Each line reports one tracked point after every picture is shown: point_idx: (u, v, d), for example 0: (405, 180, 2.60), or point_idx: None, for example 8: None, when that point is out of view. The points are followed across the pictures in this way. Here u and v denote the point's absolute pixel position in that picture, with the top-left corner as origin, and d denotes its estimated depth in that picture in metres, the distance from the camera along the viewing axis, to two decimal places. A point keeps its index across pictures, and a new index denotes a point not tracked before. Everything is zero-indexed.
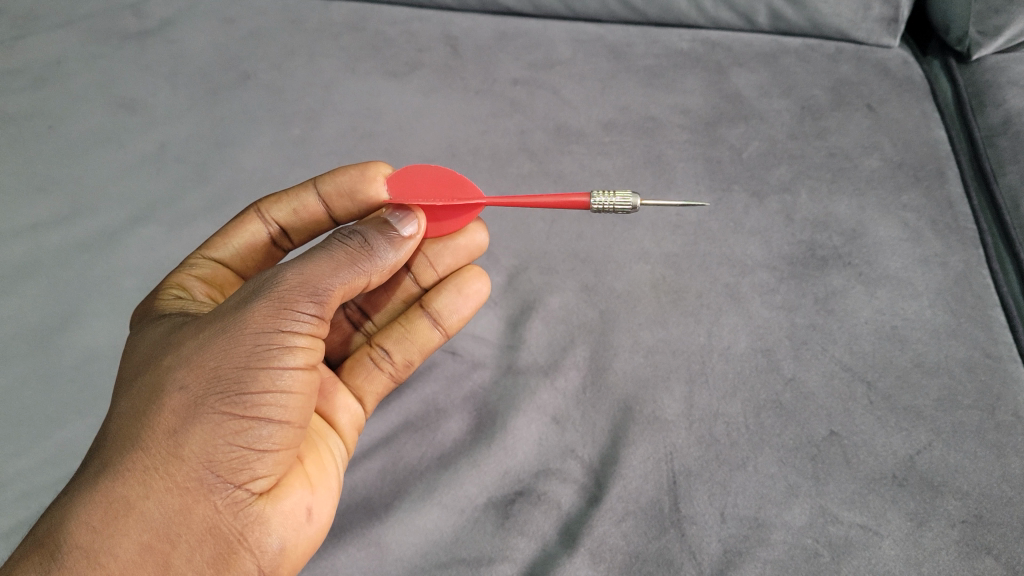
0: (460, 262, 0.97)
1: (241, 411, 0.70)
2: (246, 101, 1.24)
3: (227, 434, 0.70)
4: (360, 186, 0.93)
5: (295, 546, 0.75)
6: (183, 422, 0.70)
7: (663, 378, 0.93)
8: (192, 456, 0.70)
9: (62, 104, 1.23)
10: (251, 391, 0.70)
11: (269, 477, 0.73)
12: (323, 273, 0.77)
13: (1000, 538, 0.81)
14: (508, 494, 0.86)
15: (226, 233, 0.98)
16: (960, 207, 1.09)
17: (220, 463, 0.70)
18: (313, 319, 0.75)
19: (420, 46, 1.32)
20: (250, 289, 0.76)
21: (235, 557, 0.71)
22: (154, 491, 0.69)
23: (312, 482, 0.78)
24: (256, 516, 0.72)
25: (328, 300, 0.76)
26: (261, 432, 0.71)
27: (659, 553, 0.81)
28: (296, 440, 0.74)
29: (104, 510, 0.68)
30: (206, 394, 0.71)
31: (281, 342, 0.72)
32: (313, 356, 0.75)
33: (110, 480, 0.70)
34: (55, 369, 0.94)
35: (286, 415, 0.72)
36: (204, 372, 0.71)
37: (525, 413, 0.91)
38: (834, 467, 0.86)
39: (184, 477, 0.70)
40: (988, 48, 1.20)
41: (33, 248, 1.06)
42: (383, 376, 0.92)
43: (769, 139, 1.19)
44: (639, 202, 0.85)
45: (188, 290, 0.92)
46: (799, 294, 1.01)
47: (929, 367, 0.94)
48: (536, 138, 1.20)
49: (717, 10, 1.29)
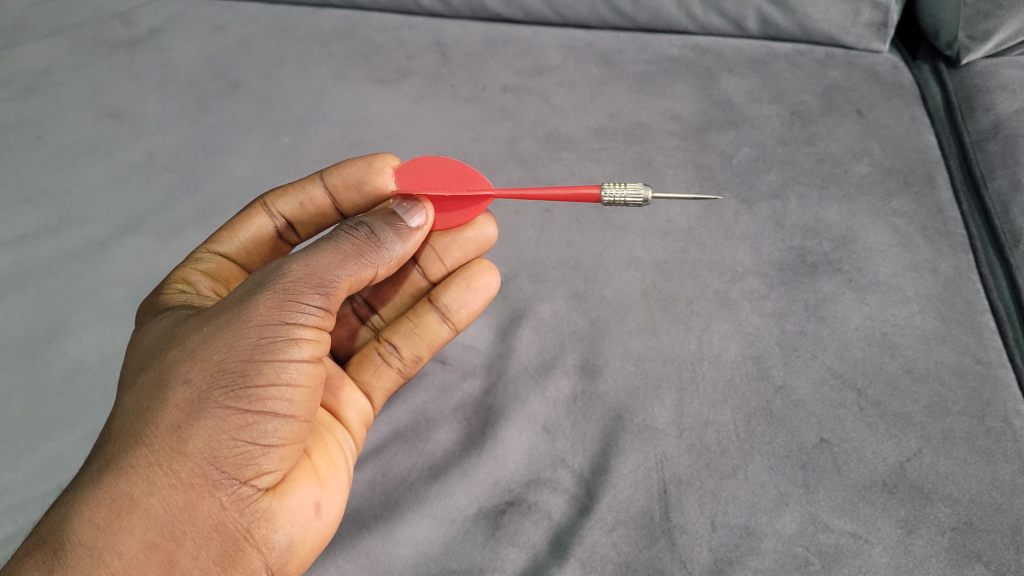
0: (469, 255, 0.97)
1: (247, 405, 0.70)
2: (235, 109, 1.24)
3: (232, 428, 0.69)
4: (368, 178, 0.94)
5: (304, 542, 0.74)
6: (188, 417, 0.70)
7: (653, 386, 0.93)
8: (196, 451, 0.69)
9: (48, 112, 1.23)
10: (256, 384, 0.70)
11: (275, 473, 0.72)
12: (329, 264, 0.76)
13: (990, 545, 0.81)
14: (498, 504, 0.85)
15: (232, 227, 0.97)
16: (950, 212, 1.09)
17: (224, 458, 0.70)
18: (320, 310, 0.74)
19: (409, 53, 1.32)
20: (256, 281, 0.76)
21: (241, 554, 0.70)
22: (158, 488, 0.69)
23: (320, 477, 0.77)
24: (263, 513, 0.71)
25: (334, 292, 0.76)
26: (267, 426, 0.70)
27: (650, 563, 0.81)
28: (302, 435, 0.74)
29: (107, 508, 0.68)
30: (210, 387, 0.70)
31: (287, 334, 0.72)
32: (319, 348, 0.74)
33: (114, 476, 0.69)
34: (41, 381, 0.93)
35: (292, 409, 0.71)
36: (208, 366, 0.71)
37: (515, 422, 0.91)
38: (825, 475, 0.86)
39: (189, 473, 0.69)
40: (977, 52, 1.20)
41: (22, 258, 1.06)
42: (391, 371, 0.92)
43: (759, 145, 1.19)
44: (650, 194, 0.85)
45: (193, 284, 0.92)
46: (790, 301, 1.01)
47: (919, 373, 0.94)
48: (526, 145, 1.20)
49: (707, 16, 1.29)
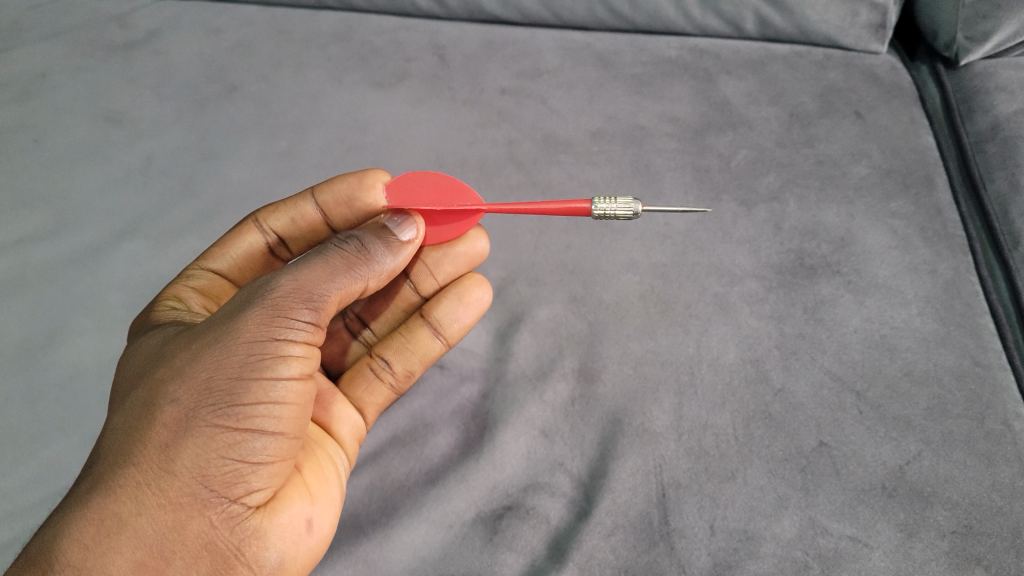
0: (460, 270, 0.97)
1: (235, 423, 0.70)
2: (232, 112, 1.24)
3: (220, 447, 0.69)
4: (359, 193, 0.94)
5: (295, 559, 0.74)
6: (176, 436, 0.70)
7: (652, 389, 0.93)
8: (185, 471, 0.69)
9: (44, 116, 1.22)
10: (244, 402, 0.70)
11: (265, 490, 0.72)
12: (318, 279, 0.76)
13: (989, 548, 0.81)
14: (496, 509, 0.85)
15: (223, 244, 0.97)
16: (948, 214, 1.09)
17: (213, 477, 0.69)
18: (309, 326, 0.74)
19: (407, 55, 1.32)
20: (244, 297, 0.75)
21: (232, 573, 0.70)
22: (146, 508, 0.68)
23: (311, 493, 0.77)
24: (253, 531, 0.71)
25: (324, 307, 0.76)
26: (256, 444, 0.70)
27: (649, 567, 0.80)
28: (292, 452, 0.74)
29: (95, 528, 0.68)
30: (198, 406, 0.70)
31: (276, 351, 0.71)
32: (309, 364, 0.74)
33: (102, 496, 0.69)
34: (39, 387, 0.93)
35: (280, 426, 0.71)
36: (196, 384, 0.71)
37: (513, 426, 0.90)
38: (825, 478, 0.86)
39: (177, 492, 0.69)
40: (976, 54, 1.20)
41: (19, 263, 1.05)
42: (384, 387, 0.92)
43: (758, 147, 1.19)
44: (640, 207, 0.86)
45: (184, 301, 0.91)
46: (789, 303, 1.01)
47: (919, 376, 0.94)
48: (524, 147, 1.19)
49: (706, 17, 1.28)
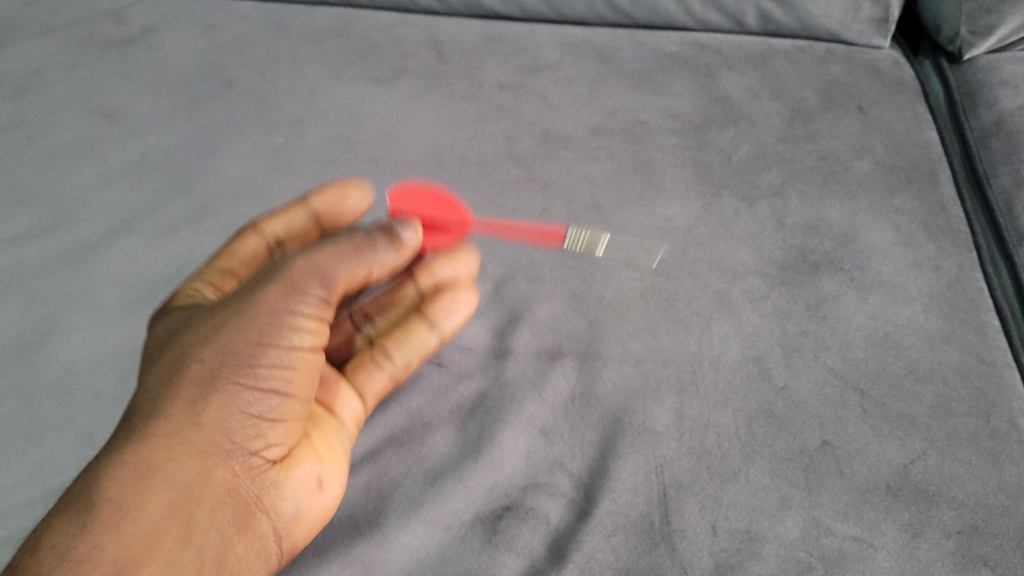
0: (458, 273, 0.96)
1: (254, 381, 0.75)
2: (229, 108, 1.23)
3: (241, 402, 0.75)
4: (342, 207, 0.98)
5: (311, 512, 0.78)
6: (201, 390, 0.74)
7: (653, 389, 0.91)
8: (210, 423, 0.73)
9: (38, 111, 1.21)
10: (263, 363, 0.75)
11: (279, 446, 0.78)
12: (333, 255, 0.81)
13: (996, 549, 0.80)
14: (495, 510, 0.83)
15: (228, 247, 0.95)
16: (952, 210, 1.08)
17: (234, 430, 0.74)
18: (322, 299, 0.80)
19: (405, 51, 1.31)
20: (260, 272, 0.80)
21: (253, 518, 0.74)
22: (177, 454, 0.71)
23: (323, 456, 0.81)
24: (272, 482, 0.76)
25: (336, 283, 0.81)
26: (271, 401, 0.76)
27: (650, 568, 0.78)
28: (304, 412, 0.79)
29: (130, 471, 0.68)
30: (220, 365, 0.74)
31: (292, 318, 0.77)
32: (319, 337, 0.80)
33: (134, 443, 0.70)
34: (32, 385, 0.92)
35: (292, 388, 0.77)
36: (218, 345, 0.75)
37: (512, 426, 0.89)
38: (828, 477, 0.85)
39: (204, 442, 0.72)
40: (980, 47, 1.22)
41: (13, 261, 1.04)
42: (381, 375, 0.91)
43: (759, 143, 1.17)
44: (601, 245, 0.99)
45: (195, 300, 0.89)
46: (791, 300, 1.00)
47: (923, 374, 0.93)
48: (523, 143, 1.18)
49: (706, 12, 1.30)
